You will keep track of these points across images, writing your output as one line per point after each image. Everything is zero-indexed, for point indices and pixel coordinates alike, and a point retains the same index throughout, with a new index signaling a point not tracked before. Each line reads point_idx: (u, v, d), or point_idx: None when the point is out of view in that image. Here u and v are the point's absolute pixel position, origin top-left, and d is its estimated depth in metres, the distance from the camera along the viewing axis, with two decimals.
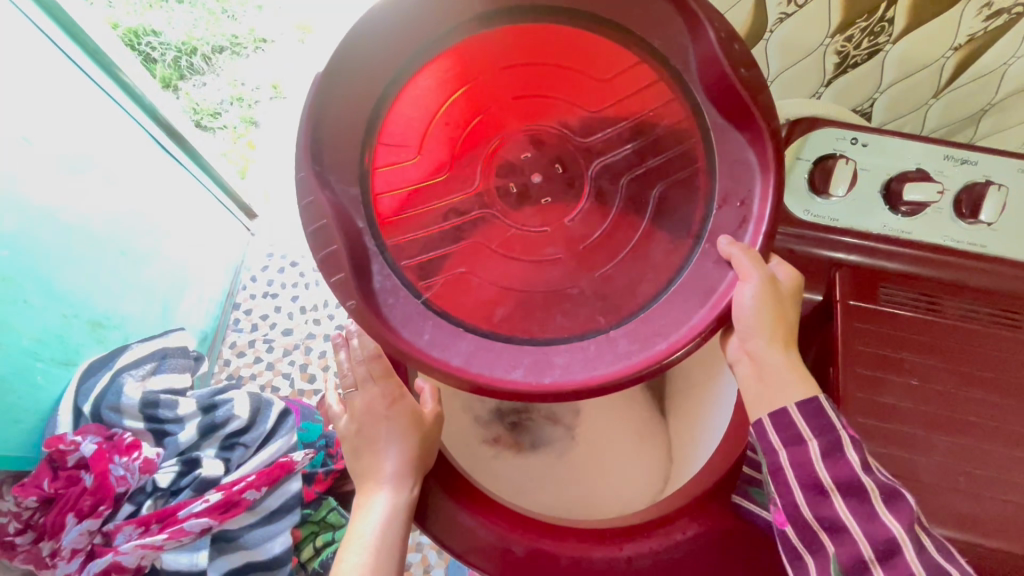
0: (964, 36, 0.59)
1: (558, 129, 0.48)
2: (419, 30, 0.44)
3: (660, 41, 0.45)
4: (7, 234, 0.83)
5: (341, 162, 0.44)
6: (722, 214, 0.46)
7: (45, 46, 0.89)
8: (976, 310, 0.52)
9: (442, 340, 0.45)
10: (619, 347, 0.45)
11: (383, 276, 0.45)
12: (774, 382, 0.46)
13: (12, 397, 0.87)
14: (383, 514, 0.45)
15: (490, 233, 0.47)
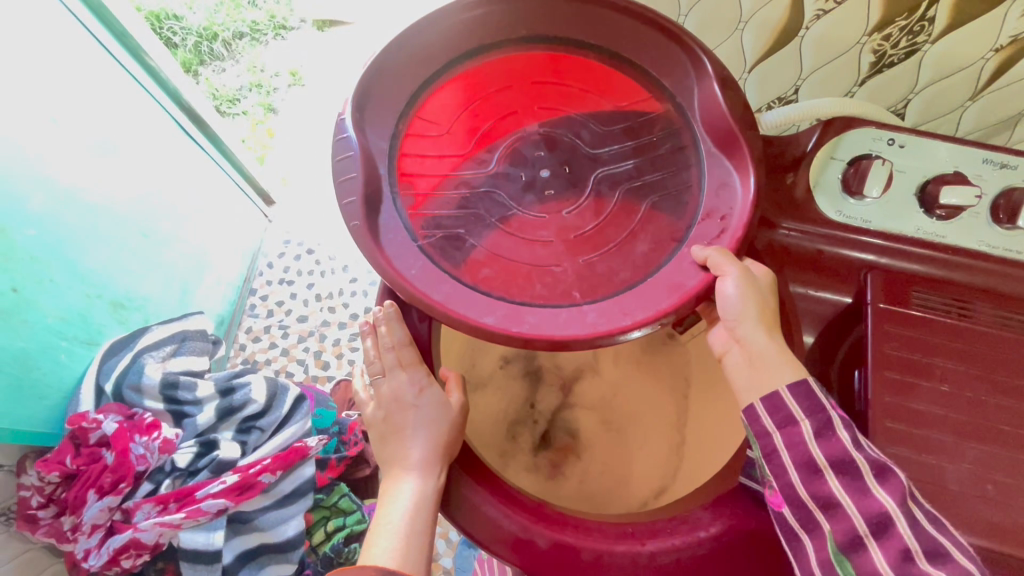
0: (1007, 38, 0.58)
1: (570, 138, 0.52)
2: (468, 36, 0.51)
3: (672, 84, 0.51)
4: (35, 215, 0.85)
5: (381, 119, 0.49)
6: (702, 227, 0.47)
7: (75, 29, 0.90)
8: (1010, 317, 0.52)
9: (428, 278, 0.45)
10: (587, 318, 0.44)
11: (389, 215, 0.47)
12: (760, 370, 0.46)
13: (36, 373, 0.89)
14: (410, 503, 0.45)
15: (491, 207, 0.49)
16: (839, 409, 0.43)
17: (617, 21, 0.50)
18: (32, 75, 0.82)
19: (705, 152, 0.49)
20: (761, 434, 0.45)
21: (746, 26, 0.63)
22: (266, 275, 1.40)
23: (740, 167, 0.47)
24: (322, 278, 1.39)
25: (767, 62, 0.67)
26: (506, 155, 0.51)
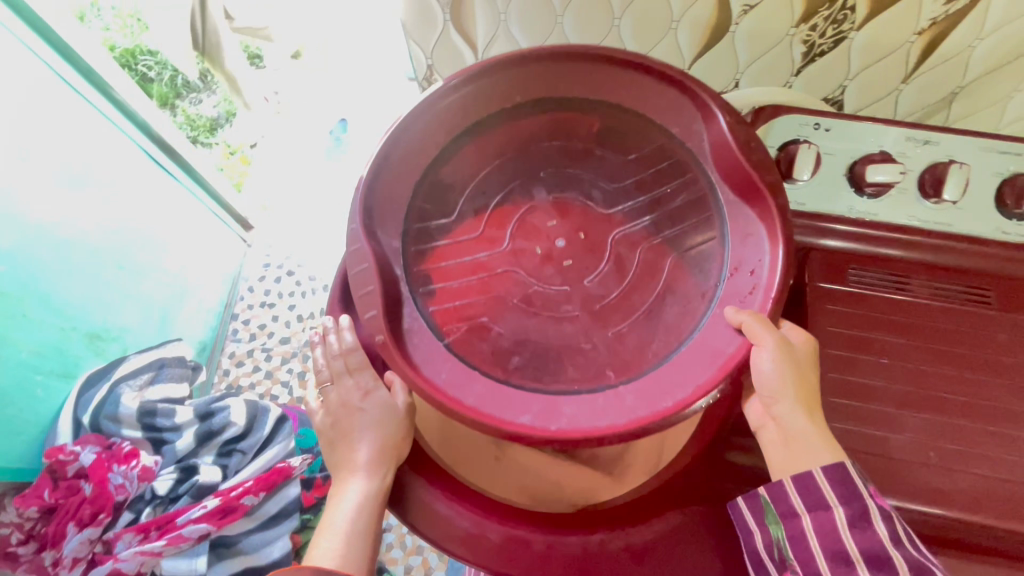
0: (927, 20, 0.60)
1: (582, 202, 0.50)
2: (456, 116, 0.50)
3: (678, 128, 0.49)
4: (5, 251, 0.86)
5: (387, 218, 0.48)
6: (733, 281, 0.45)
7: (40, 68, 0.92)
8: (949, 289, 0.52)
9: (457, 378, 0.43)
10: (625, 402, 0.41)
11: (411, 316, 0.45)
12: (797, 445, 0.43)
13: (10, 410, 0.90)
14: (354, 504, 0.46)
15: (509, 285, 0.47)
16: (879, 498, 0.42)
17: (612, 73, 0.49)
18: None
19: (723, 203, 0.47)
20: (788, 514, 0.43)
21: (679, 24, 0.64)
22: (247, 300, 1.41)
23: (766, 217, 0.45)
24: (303, 299, 1.39)
25: (706, 57, 0.69)
26: (519, 229, 0.49)
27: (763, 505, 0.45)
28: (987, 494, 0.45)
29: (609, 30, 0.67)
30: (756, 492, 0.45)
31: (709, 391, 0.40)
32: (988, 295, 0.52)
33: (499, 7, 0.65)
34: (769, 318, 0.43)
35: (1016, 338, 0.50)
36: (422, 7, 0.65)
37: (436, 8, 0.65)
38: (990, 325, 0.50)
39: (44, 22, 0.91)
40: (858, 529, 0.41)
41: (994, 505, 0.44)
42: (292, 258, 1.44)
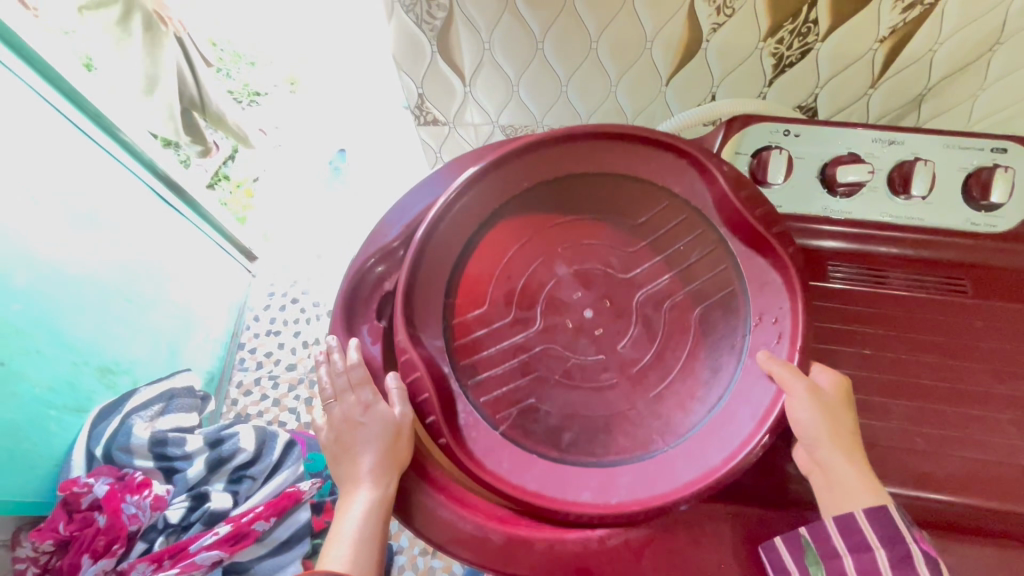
0: (887, 29, 0.63)
1: (603, 269, 0.52)
2: (476, 212, 0.52)
3: (682, 189, 0.52)
4: (19, 290, 0.89)
5: (427, 320, 0.50)
6: (758, 331, 0.49)
7: (49, 114, 0.96)
8: (923, 281, 0.54)
9: (520, 464, 0.48)
10: (675, 468, 0.46)
11: (467, 411, 0.49)
12: (839, 482, 0.44)
13: (26, 444, 0.92)
14: (361, 513, 0.48)
15: (551, 363, 0.50)
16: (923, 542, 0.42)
17: (612, 149, 0.52)
18: (13, 158, 0.88)
19: (739, 255, 0.51)
20: (829, 554, 0.43)
21: (653, 44, 0.68)
22: (253, 328, 1.44)
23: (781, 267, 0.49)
24: (308, 325, 1.42)
25: (682, 73, 0.72)
26: (548, 307, 0.51)
27: (804, 545, 0.45)
28: (973, 477, 0.46)
29: (588, 53, 0.70)
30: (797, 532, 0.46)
31: (756, 444, 0.44)
32: (963, 284, 0.54)
33: (482, 37, 0.69)
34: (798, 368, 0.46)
35: (992, 324, 0.52)
36: (411, 40, 0.70)
37: (424, 41, 0.70)
38: (966, 313, 0.52)
39: (54, 70, 0.96)
40: (904, 571, 0.41)
41: (979, 486, 0.45)
42: (296, 286, 1.47)
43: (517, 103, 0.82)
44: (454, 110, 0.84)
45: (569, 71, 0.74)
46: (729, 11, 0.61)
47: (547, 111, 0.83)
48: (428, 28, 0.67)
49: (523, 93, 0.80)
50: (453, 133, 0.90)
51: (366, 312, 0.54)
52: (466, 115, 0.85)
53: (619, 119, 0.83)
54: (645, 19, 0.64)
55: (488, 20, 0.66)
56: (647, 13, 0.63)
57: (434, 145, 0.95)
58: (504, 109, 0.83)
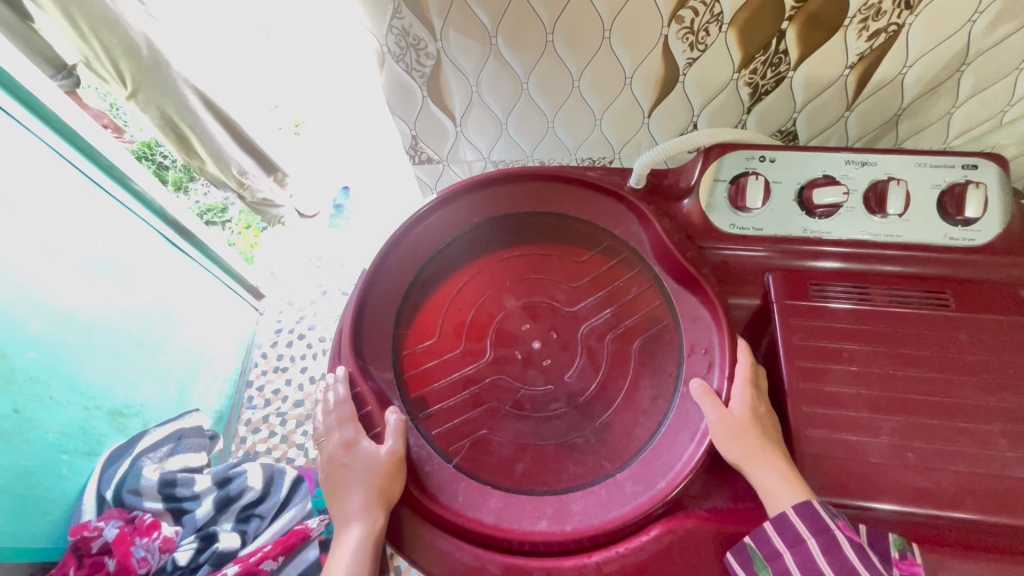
0: (855, 56, 0.65)
1: (549, 303, 0.59)
2: (438, 238, 0.61)
3: (620, 232, 0.60)
4: (33, 338, 0.92)
5: (379, 353, 0.56)
6: (691, 362, 0.54)
7: (66, 169, 1.02)
8: (906, 296, 0.55)
9: (474, 498, 0.50)
10: (625, 490, 0.49)
11: (419, 444, 0.53)
12: (769, 490, 0.47)
13: (39, 490, 0.94)
14: (353, 551, 0.50)
15: (502, 395, 0.55)
16: (847, 527, 0.45)
17: (561, 188, 0.61)
18: (30, 213, 0.92)
19: (670, 289, 0.57)
20: (773, 556, 0.45)
21: (632, 80, 0.71)
22: (260, 366, 1.46)
23: (708, 304, 0.54)
24: (315, 360, 1.44)
25: (663, 105, 0.75)
26: (498, 338, 0.57)
27: (750, 555, 0.46)
28: (966, 490, 0.46)
29: (571, 91, 0.74)
30: (741, 542, 0.47)
31: (693, 466, 0.48)
32: (946, 297, 0.55)
33: (470, 80, 0.73)
34: (723, 398, 0.51)
35: (976, 337, 0.52)
36: (404, 85, 0.74)
37: (414, 87, 0.74)
38: (950, 326, 0.53)
39: (71, 129, 1.01)
40: (833, 555, 0.44)
41: (974, 500, 0.46)
42: (302, 322, 1.50)
43: (508, 140, 0.84)
44: (447, 149, 0.86)
45: (554, 108, 0.77)
46: (702, 47, 0.65)
47: (537, 146, 0.86)
48: (417, 75, 0.72)
49: (512, 130, 0.82)
50: (448, 170, 0.92)
51: (372, 338, 0.56)
52: (459, 153, 0.87)
53: (605, 150, 0.85)
54: (622, 56, 0.67)
55: (474, 65, 0.70)
56: (624, 51, 0.66)
57: (430, 183, 0.96)
58: (495, 146, 0.85)
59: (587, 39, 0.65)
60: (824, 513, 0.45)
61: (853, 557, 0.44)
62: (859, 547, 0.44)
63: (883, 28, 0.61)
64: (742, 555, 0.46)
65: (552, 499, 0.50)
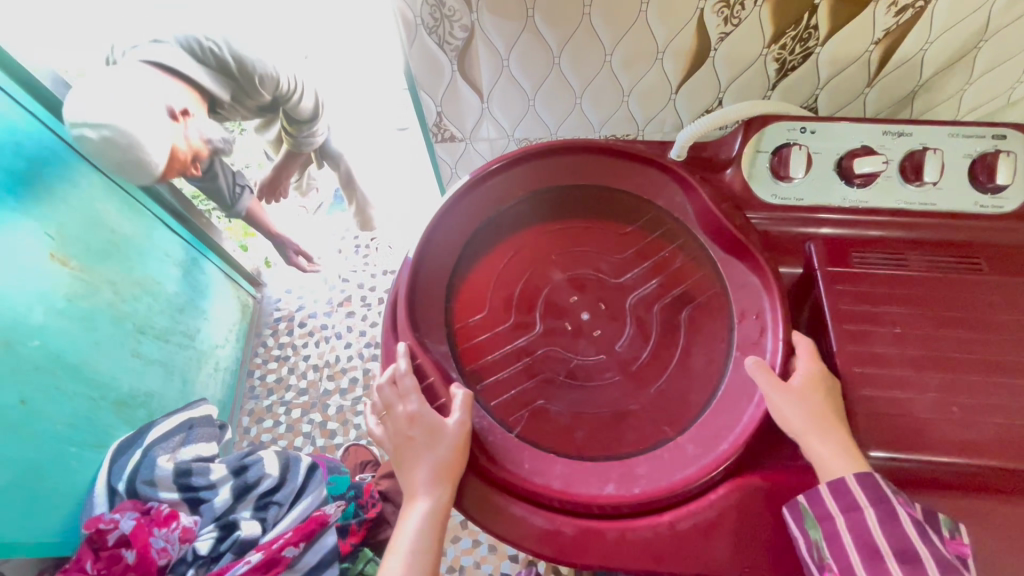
0: (881, 32, 0.67)
1: (596, 275, 0.59)
2: (482, 214, 0.60)
3: (665, 204, 0.61)
4: (37, 326, 0.89)
5: (433, 327, 0.56)
6: (743, 327, 0.55)
7: (57, 148, 0.93)
8: (941, 260, 0.57)
9: (541, 465, 0.51)
10: (688, 452, 0.51)
11: (479, 416, 0.54)
12: (827, 459, 0.47)
13: (49, 484, 0.90)
14: (420, 522, 0.51)
15: (557, 367, 0.55)
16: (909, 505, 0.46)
17: (607, 166, 0.61)
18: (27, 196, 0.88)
19: (717, 259, 0.58)
20: (825, 517, 0.47)
21: (664, 55, 0.71)
22: (262, 355, 1.47)
23: (757, 271, 0.55)
24: (316, 349, 1.47)
25: (691, 81, 0.76)
26: (547, 310, 0.58)
27: (802, 511, 0.47)
28: (1008, 440, 0.49)
29: (602, 66, 0.73)
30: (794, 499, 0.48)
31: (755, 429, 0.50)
32: (978, 261, 0.57)
33: (501, 54, 0.72)
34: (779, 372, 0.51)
35: (1009, 298, 0.55)
36: (433, 56, 0.72)
37: (444, 62, 0.73)
38: (985, 288, 0.55)
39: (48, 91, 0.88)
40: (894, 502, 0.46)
41: (1019, 449, 0.48)
42: (303, 310, 1.52)
43: (534, 118, 0.83)
44: (471, 125, 0.84)
45: (584, 83, 0.76)
46: (735, 21, 0.66)
47: (562, 123, 0.84)
48: (449, 48, 0.70)
49: (539, 107, 0.81)
50: (469, 150, 0.90)
51: (428, 313, 0.56)
52: (483, 130, 0.86)
53: (629, 129, 0.86)
54: (658, 30, 0.67)
55: (506, 39, 0.69)
56: (659, 23, 0.66)
57: (450, 163, 0.94)
58: (519, 125, 0.84)
59: (623, 11, 0.65)
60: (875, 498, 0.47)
61: (911, 529, 0.45)
62: (918, 522, 0.45)
63: (911, 3, 0.63)
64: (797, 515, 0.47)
65: (616, 464, 0.51)
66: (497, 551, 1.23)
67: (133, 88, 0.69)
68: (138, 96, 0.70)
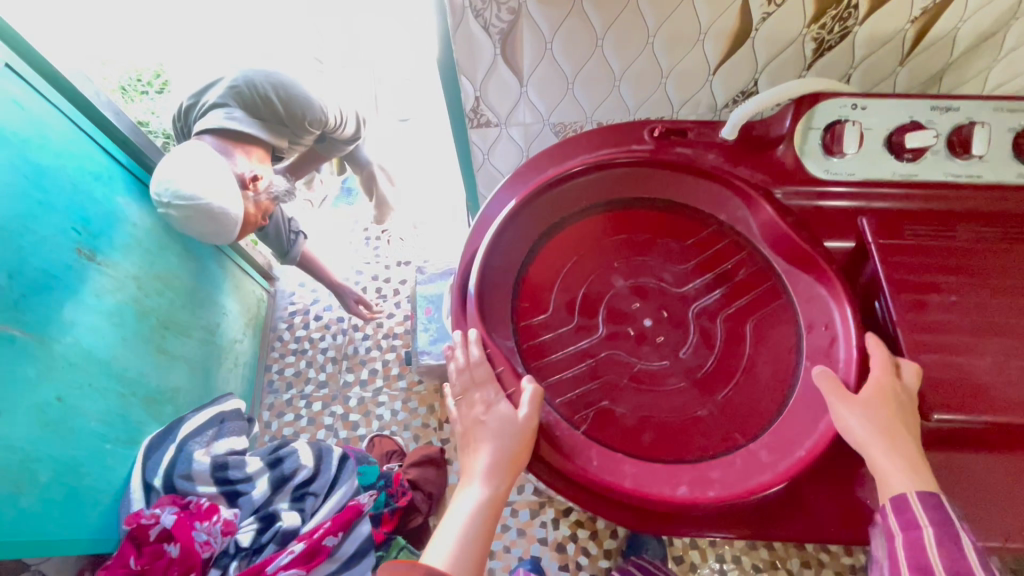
0: (918, 11, 0.69)
1: (657, 284, 0.57)
2: (545, 217, 0.58)
3: (728, 218, 0.59)
4: (67, 322, 0.87)
5: (499, 321, 0.55)
6: (811, 338, 0.54)
7: (83, 142, 0.94)
8: (988, 233, 0.60)
9: (623, 439, 0.52)
10: (762, 459, 0.50)
11: (546, 410, 0.53)
12: (884, 481, 0.47)
13: (86, 481, 0.89)
14: (472, 507, 0.52)
15: (618, 370, 0.54)
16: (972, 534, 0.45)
17: (671, 176, 0.59)
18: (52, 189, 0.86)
19: (783, 271, 0.56)
20: (887, 534, 0.47)
21: (705, 37, 0.72)
22: (279, 350, 1.46)
23: (824, 281, 0.54)
24: (335, 341, 1.45)
25: (729, 62, 0.77)
26: (609, 315, 0.56)
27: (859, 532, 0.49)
28: None
29: (644, 48, 0.74)
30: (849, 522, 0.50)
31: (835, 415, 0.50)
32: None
33: (546, 36, 0.71)
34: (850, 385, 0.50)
35: None
36: (477, 41, 0.72)
37: (487, 44, 0.72)
38: None
39: (65, 80, 0.91)
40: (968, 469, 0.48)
41: None
42: (319, 304, 1.50)
43: (571, 101, 0.83)
44: (508, 110, 0.84)
45: (624, 66, 0.77)
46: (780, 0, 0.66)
47: (598, 107, 0.85)
48: (494, 31, 0.70)
49: (578, 91, 0.81)
50: (503, 135, 0.90)
51: (496, 309, 0.55)
52: (519, 115, 0.86)
53: (664, 111, 0.86)
54: (704, 11, 0.68)
55: (553, 24, 0.70)
56: (705, 5, 0.67)
57: (482, 150, 0.94)
58: (556, 109, 0.84)
59: None
60: (945, 503, 0.46)
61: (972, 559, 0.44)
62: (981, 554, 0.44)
63: None
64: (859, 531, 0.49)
65: (687, 467, 0.50)
66: (527, 535, 1.23)
67: (208, 166, 0.99)
68: (213, 171, 0.99)
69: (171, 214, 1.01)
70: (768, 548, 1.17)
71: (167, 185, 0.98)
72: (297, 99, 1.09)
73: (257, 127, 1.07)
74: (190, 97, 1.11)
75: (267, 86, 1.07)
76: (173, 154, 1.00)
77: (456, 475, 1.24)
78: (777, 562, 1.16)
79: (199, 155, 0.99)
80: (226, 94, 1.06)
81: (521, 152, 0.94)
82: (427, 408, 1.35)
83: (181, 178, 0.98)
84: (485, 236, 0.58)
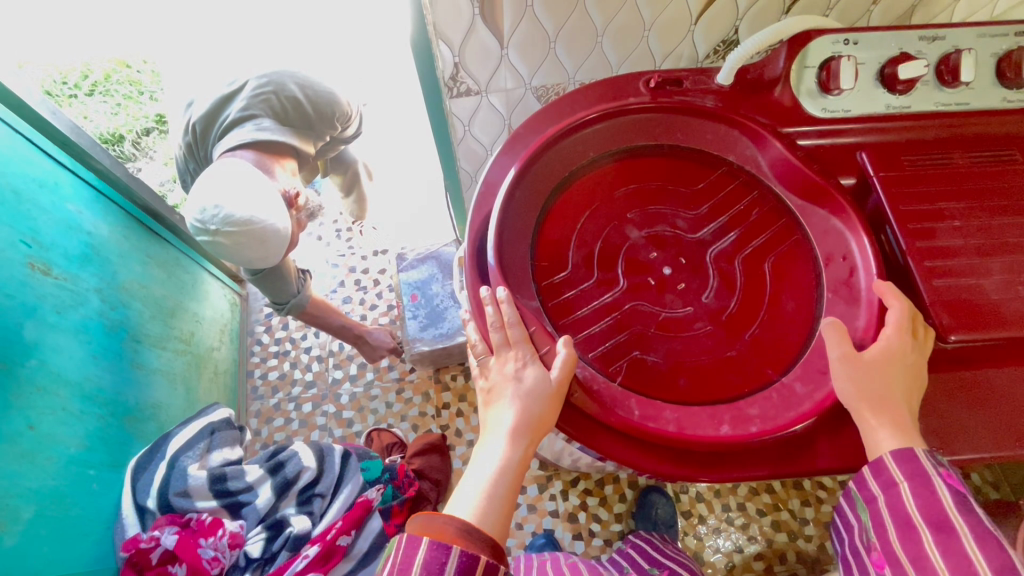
0: None
1: (673, 232, 0.57)
2: (557, 171, 0.57)
3: (736, 158, 0.59)
4: (31, 345, 0.80)
5: (520, 282, 0.53)
6: (830, 269, 0.56)
7: (23, 146, 0.85)
8: (980, 157, 0.61)
9: (658, 388, 0.52)
10: (797, 391, 0.51)
11: (582, 366, 0.52)
12: (901, 404, 0.49)
13: (75, 511, 0.84)
14: (496, 467, 0.50)
15: (645, 320, 0.54)
16: (948, 476, 0.47)
17: (681, 121, 0.59)
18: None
19: (795, 207, 0.58)
20: (889, 484, 0.48)
21: None
22: (259, 354, 1.39)
23: (839, 212, 0.55)
24: (317, 338, 1.39)
25: (710, 11, 0.73)
26: (630, 266, 0.56)
27: (854, 496, 0.51)
28: None
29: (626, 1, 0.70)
30: (846, 486, 0.52)
31: (866, 337, 0.52)
32: (1013, 154, 0.61)
33: None
34: (885, 321, 0.51)
35: None
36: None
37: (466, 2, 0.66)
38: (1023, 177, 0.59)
39: None
40: None
41: None
42: None
43: (554, 61, 0.80)
44: (489, 75, 0.80)
45: (606, 20, 0.74)
46: None
47: (580, 66, 0.82)
48: None
49: (559, 51, 0.78)
50: (484, 104, 0.86)
51: (518, 270, 0.54)
52: (500, 80, 0.82)
53: (647, 65, 0.84)
54: None
55: None
56: None
57: (462, 122, 0.89)
58: (539, 70, 0.81)
59: None
60: (921, 455, 0.47)
61: (947, 499, 0.46)
62: (959, 493, 0.46)
63: None
64: (856, 487, 0.51)
65: (726, 406, 0.50)
66: (537, 510, 1.22)
67: (255, 186, 0.97)
68: (257, 190, 0.97)
69: (218, 241, 0.97)
70: (769, 492, 1.20)
71: (215, 209, 0.95)
72: (323, 96, 1.09)
73: (291, 134, 1.06)
74: (198, 118, 1.06)
75: (290, 86, 1.06)
76: (212, 175, 0.96)
77: (461, 459, 1.24)
78: (778, 504, 1.19)
79: (240, 173, 0.96)
80: (253, 104, 1.03)
81: (505, 119, 0.91)
82: (422, 396, 1.31)
83: (232, 201, 0.95)
84: (496, 198, 0.55)
